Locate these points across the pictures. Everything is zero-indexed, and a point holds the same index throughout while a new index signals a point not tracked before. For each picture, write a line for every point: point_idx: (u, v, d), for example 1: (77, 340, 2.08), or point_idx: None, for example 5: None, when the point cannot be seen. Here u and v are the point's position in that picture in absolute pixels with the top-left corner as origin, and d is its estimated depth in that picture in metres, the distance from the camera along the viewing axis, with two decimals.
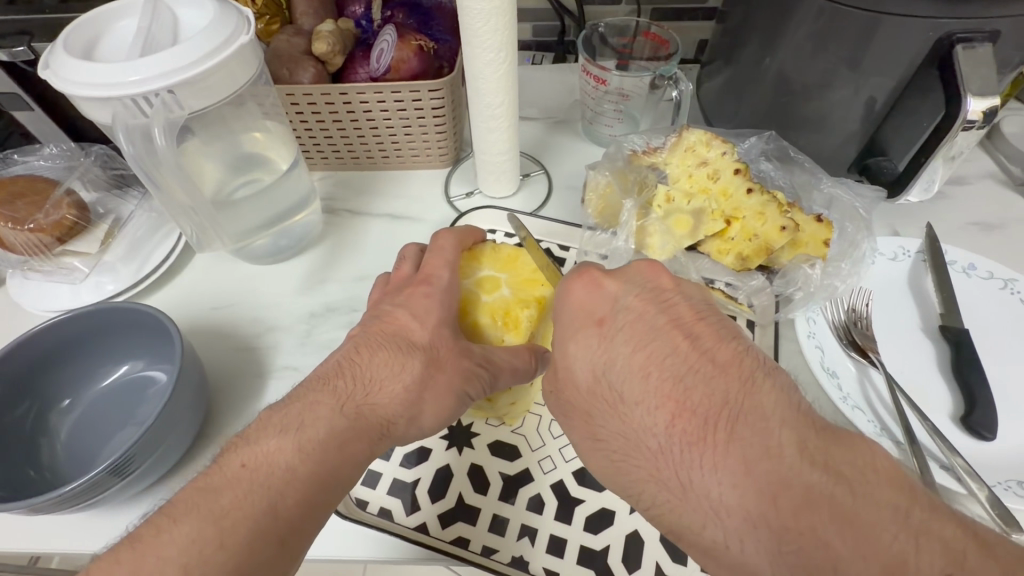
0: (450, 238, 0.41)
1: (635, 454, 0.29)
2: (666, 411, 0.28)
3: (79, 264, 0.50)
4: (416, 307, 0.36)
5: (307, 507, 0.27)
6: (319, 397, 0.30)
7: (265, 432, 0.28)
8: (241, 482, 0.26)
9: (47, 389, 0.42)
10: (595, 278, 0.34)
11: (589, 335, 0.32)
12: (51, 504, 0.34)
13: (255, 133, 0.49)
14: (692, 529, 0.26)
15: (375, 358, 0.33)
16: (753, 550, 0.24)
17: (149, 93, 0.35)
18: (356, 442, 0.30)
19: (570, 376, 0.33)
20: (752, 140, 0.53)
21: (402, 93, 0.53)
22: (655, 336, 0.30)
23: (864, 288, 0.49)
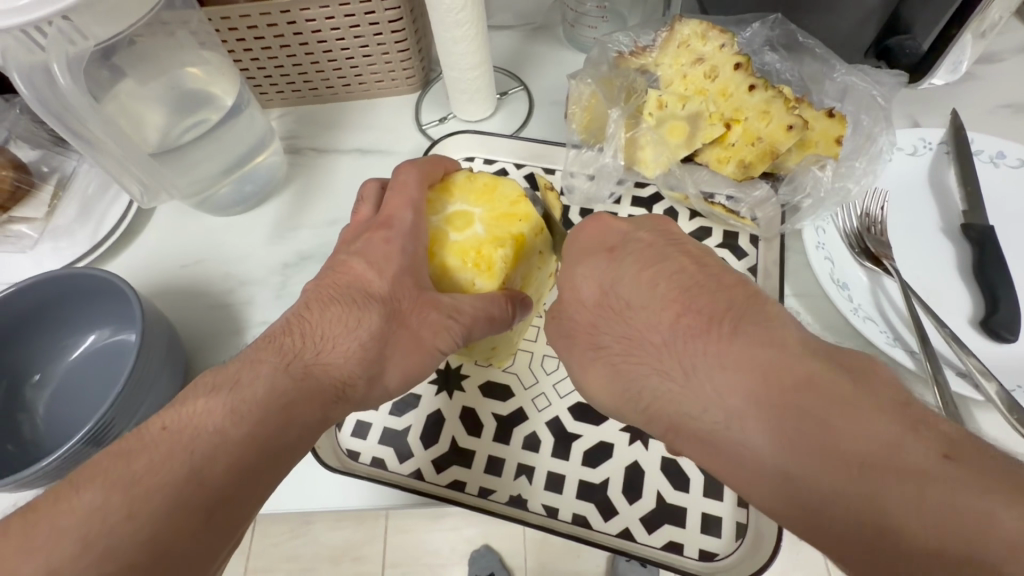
0: (412, 173, 0.37)
1: (636, 355, 0.28)
2: (670, 308, 0.27)
3: (28, 230, 0.47)
4: (373, 254, 0.34)
5: (240, 473, 0.25)
6: (263, 354, 0.29)
7: (197, 394, 0.27)
8: (160, 445, 0.25)
9: (16, 364, 0.41)
10: (605, 220, 0.33)
11: (599, 262, 0.31)
12: (34, 478, 0.33)
13: (192, 68, 0.43)
14: (682, 417, 0.25)
15: (325, 315, 0.31)
16: (745, 430, 0.23)
17: (40, 22, 0.30)
18: (304, 404, 0.28)
19: (575, 295, 0.31)
20: (755, 27, 0.46)
21: (352, 5, 0.46)
22: (669, 253, 0.30)
23: (881, 189, 0.44)
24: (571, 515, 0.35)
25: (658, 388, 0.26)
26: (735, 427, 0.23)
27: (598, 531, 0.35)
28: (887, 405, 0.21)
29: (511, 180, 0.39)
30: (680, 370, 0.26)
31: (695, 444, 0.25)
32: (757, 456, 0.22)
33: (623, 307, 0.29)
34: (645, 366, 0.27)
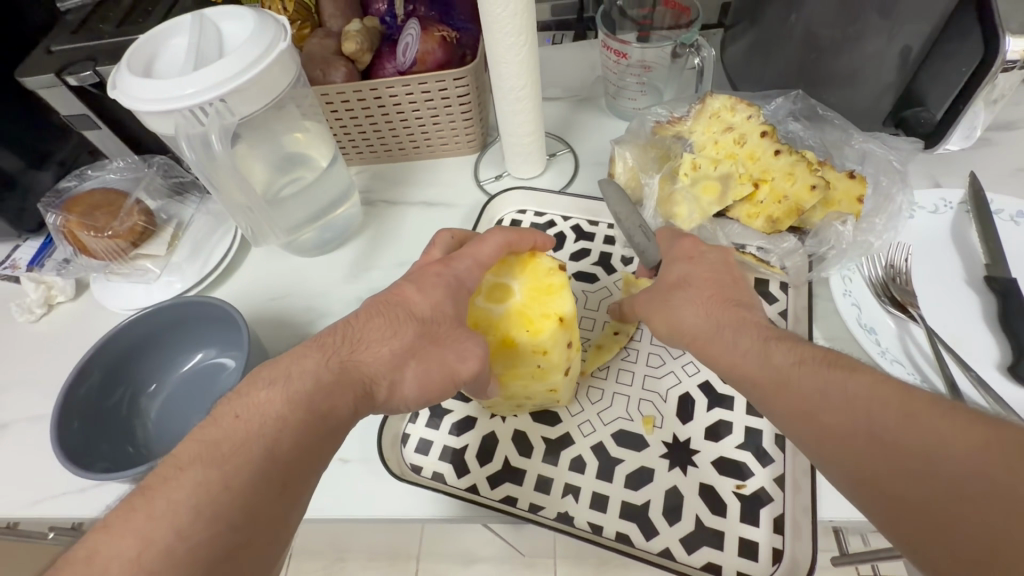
0: (496, 236, 0.42)
1: (694, 322, 0.37)
2: (709, 293, 0.38)
3: (150, 265, 0.56)
4: (426, 283, 0.39)
5: (298, 452, 0.30)
6: (309, 352, 0.35)
7: (256, 387, 0.32)
8: (238, 431, 0.30)
9: (136, 377, 0.48)
10: (691, 251, 0.41)
11: (687, 293, 0.38)
12: (150, 473, 0.39)
13: (296, 134, 0.52)
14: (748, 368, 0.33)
15: (369, 325, 0.37)
16: (829, 394, 0.29)
17: (206, 104, 0.39)
18: (343, 398, 0.33)
19: (675, 311, 0.38)
20: (779, 101, 0.52)
21: (429, 84, 0.55)
22: (726, 271, 0.40)
23: (903, 243, 0.48)
24: (614, 532, 0.38)
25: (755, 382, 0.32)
26: (818, 395, 0.29)
27: (640, 548, 0.37)
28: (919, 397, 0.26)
29: (569, 301, 0.42)
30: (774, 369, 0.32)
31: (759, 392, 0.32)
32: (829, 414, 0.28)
33: (686, 283, 0.39)
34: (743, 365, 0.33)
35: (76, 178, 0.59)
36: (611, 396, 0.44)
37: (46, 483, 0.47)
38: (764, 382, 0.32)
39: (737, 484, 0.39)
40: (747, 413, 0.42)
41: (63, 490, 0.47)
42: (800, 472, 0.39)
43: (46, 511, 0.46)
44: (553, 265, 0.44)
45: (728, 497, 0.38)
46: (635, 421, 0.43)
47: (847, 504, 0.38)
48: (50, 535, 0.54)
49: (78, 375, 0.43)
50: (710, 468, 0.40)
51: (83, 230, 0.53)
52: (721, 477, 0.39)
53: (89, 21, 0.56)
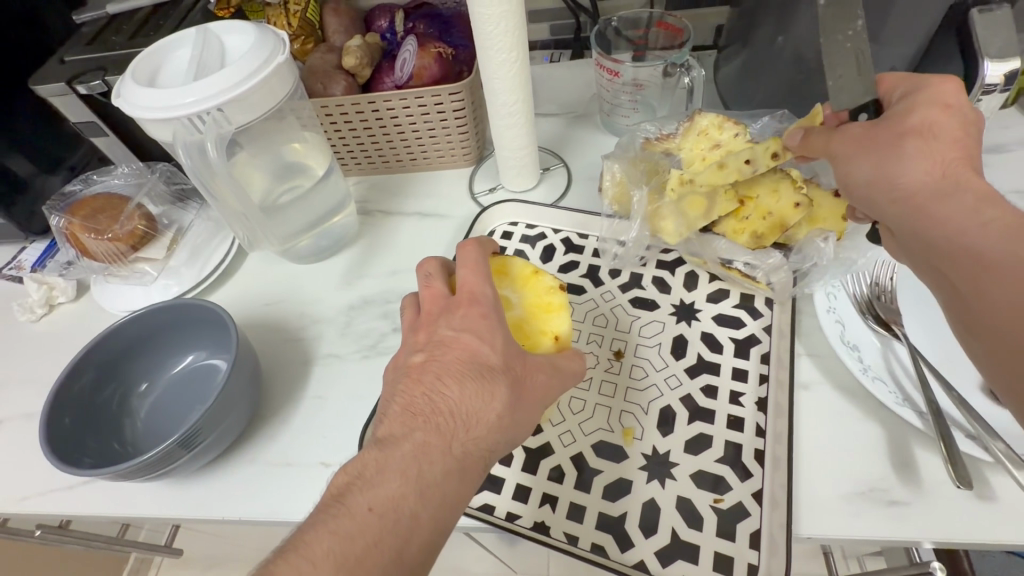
0: (478, 254, 0.40)
1: (907, 168, 0.34)
2: (939, 110, 0.35)
3: (149, 269, 0.57)
4: (478, 330, 0.36)
5: (430, 549, 0.30)
6: (426, 437, 0.32)
7: (385, 476, 0.30)
8: (372, 527, 0.29)
9: (128, 376, 0.49)
10: (946, 106, 0.35)
11: (914, 144, 0.34)
12: (135, 470, 0.40)
13: (294, 144, 0.53)
14: (920, 215, 0.34)
15: (463, 391, 0.34)
16: (979, 239, 0.31)
17: (203, 112, 0.41)
18: (469, 476, 0.32)
19: (892, 173, 0.35)
20: (766, 120, 0.53)
21: (424, 98, 0.57)
22: (963, 123, 0.34)
23: (888, 261, 0.48)
24: (589, 544, 0.38)
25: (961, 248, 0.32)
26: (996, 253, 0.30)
27: (616, 560, 0.37)
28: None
29: (566, 321, 0.43)
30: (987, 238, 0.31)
31: (920, 232, 0.34)
32: (989, 259, 0.30)
33: (930, 131, 0.34)
34: (950, 227, 0.32)
35: (82, 182, 0.61)
36: (593, 407, 0.44)
37: (35, 480, 0.48)
38: (953, 244, 0.32)
39: (714, 498, 0.39)
40: (727, 427, 0.42)
41: (51, 487, 0.47)
42: (779, 488, 0.38)
43: (33, 508, 0.46)
44: (554, 284, 0.45)
45: (705, 511, 0.38)
46: (615, 433, 0.43)
47: (824, 520, 0.38)
48: (37, 532, 0.55)
49: (73, 371, 0.45)
50: (688, 482, 0.40)
51: (85, 233, 0.55)
52: (698, 491, 0.39)
53: (102, 33, 0.58)
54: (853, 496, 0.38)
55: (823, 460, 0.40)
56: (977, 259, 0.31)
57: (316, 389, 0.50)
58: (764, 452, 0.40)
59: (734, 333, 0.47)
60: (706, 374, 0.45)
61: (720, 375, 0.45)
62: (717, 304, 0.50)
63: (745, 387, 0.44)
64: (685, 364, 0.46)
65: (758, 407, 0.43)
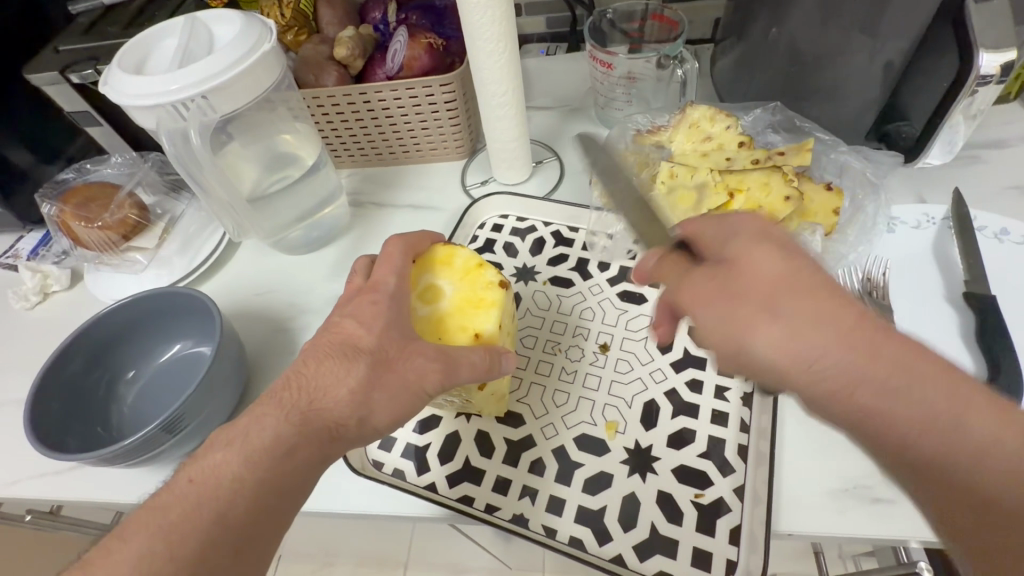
0: (398, 247, 0.44)
1: (822, 357, 0.26)
2: (805, 265, 0.28)
3: (140, 258, 0.58)
4: (363, 314, 0.38)
5: (255, 513, 0.31)
6: (267, 409, 0.34)
7: (217, 447, 0.32)
8: (189, 495, 0.30)
9: (115, 363, 0.49)
10: (774, 238, 0.29)
11: (738, 296, 0.28)
12: (116, 456, 0.40)
13: (284, 135, 0.53)
14: (854, 392, 0.26)
15: (320, 368, 0.36)
16: (973, 428, 0.24)
17: (187, 100, 0.41)
18: (304, 447, 0.33)
19: (745, 349, 0.28)
20: (758, 113, 0.54)
21: (416, 89, 0.57)
22: (803, 251, 0.29)
23: (882, 257, 0.47)
24: (568, 537, 0.38)
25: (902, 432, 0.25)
26: (959, 426, 0.24)
27: (593, 554, 0.37)
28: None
29: (494, 318, 0.42)
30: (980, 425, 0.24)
31: (871, 418, 0.26)
32: (969, 445, 0.24)
33: (769, 286, 0.28)
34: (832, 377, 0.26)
35: (76, 172, 0.61)
36: (577, 399, 0.44)
37: (24, 465, 0.48)
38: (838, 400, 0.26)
39: (696, 493, 0.38)
40: (711, 422, 0.42)
41: (39, 471, 0.48)
42: (761, 484, 0.38)
43: (21, 492, 0.47)
44: (494, 279, 0.44)
45: (686, 505, 0.38)
46: (598, 426, 0.42)
47: (807, 518, 0.37)
48: (28, 517, 0.55)
49: (60, 357, 0.45)
50: (671, 477, 0.39)
51: (77, 222, 0.55)
52: (680, 486, 0.39)
53: (97, 23, 0.59)
54: (837, 493, 0.38)
55: (808, 457, 0.39)
56: (947, 453, 0.24)
57: None
58: (748, 447, 0.40)
59: None
60: (692, 368, 0.45)
61: (706, 369, 0.45)
62: None
63: (732, 382, 0.44)
64: (671, 358, 0.45)
65: (743, 402, 0.42)
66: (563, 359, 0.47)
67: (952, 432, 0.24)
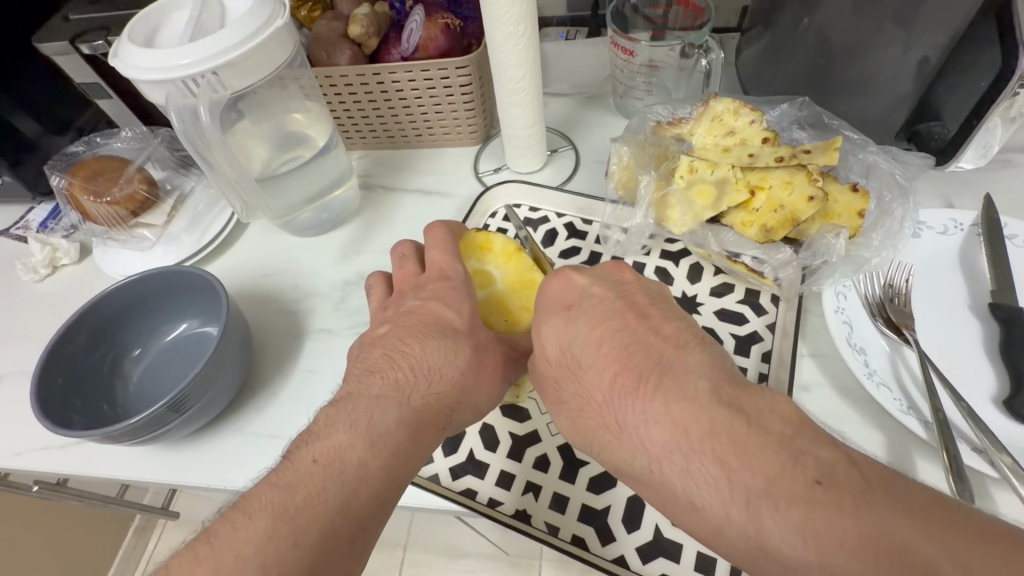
0: (446, 233, 0.44)
1: (586, 406, 0.34)
2: (592, 326, 0.35)
3: (148, 234, 0.57)
4: (448, 298, 0.40)
5: (380, 498, 0.30)
6: (381, 391, 0.34)
7: (334, 428, 0.32)
8: (315, 477, 0.29)
9: (122, 340, 0.49)
10: (568, 274, 0.38)
11: (557, 317, 0.37)
12: (122, 434, 0.40)
13: (296, 114, 0.52)
14: (608, 437, 0.32)
15: (426, 348, 0.36)
16: (628, 439, 0.31)
17: (197, 76, 0.40)
18: (424, 431, 0.33)
19: (540, 350, 0.37)
20: (783, 107, 0.52)
21: (431, 72, 0.55)
22: (614, 312, 0.35)
23: (905, 263, 0.46)
24: (570, 535, 0.38)
25: (607, 439, 0.32)
26: (641, 426, 0.30)
27: (595, 553, 0.37)
28: (772, 415, 0.28)
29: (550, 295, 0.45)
30: (621, 424, 0.32)
31: (616, 457, 0.32)
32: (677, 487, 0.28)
33: (574, 309, 0.36)
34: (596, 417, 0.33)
35: (86, 145, 0.61)
36: None
37: (30, 437, 0.49)
38: (589, 430, 0.33)
39: None
40: None
41: (43, 445, 0.48)
42: None
43: (28, 463, 0.47)
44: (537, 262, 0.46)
45: None
46: None
47: None
48: (35, 487, 0.56)
49: (66, 333, 0.45)
50: None
51: (85, 195, 0.55)
52: None
53: None
54: None
55: None
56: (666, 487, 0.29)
57: (307, 362, 0.50)
58: None
59: (735, 328, 0.46)
60: None
61: None
62: (720, 298, 0.48)
63: None
64: None
65: None
66: None
67: (673, 420, 0.29)
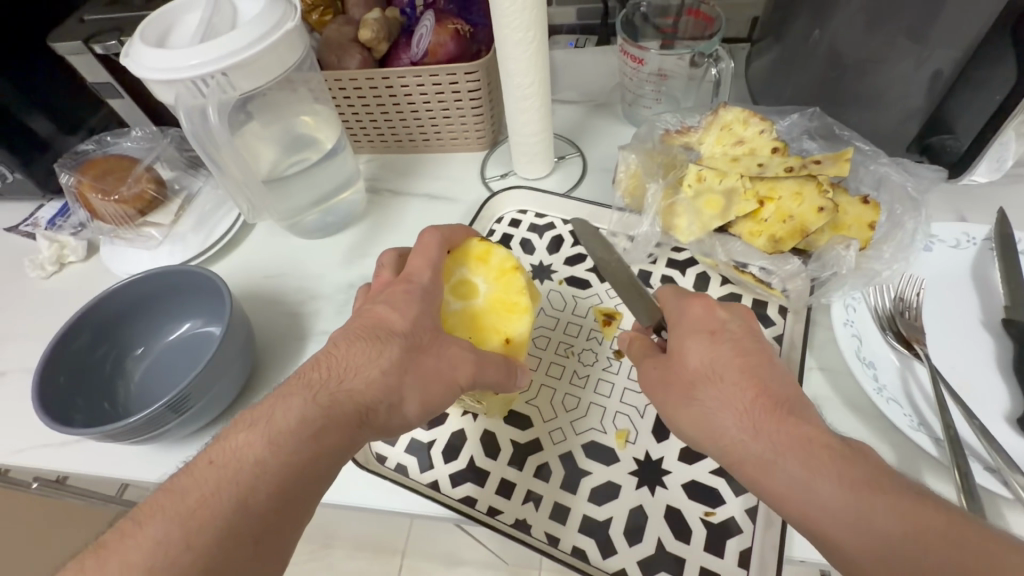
0: (436, 238, 0.42)
1: (766, 475, 0.30)
2: (749, 388, 0.33)
3: (155, 233, 0.57)
4: (397, 301, 0.37)
5: (278, 497, 0.29)
6: (292, 388, 0.33)
7: (238, 428, 0.31)
8: (210, 479, 0.29)
9: (124, 339, 0.49)
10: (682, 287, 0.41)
11: (676, 310, 0.39)
12: (118, 433, 0.40)
13: (304, 117, 0.52)
14: (796, 502, 0.28)
15: (350, 349, 0.34)
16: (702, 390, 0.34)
17: (206, 76, 0.40)
18: (334, 429, 0.31)
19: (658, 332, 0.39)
20: (794, 118, 0.52)
21: (440, 77, 0.55)
22: (756, 351, 0.35)
23: (917, 276, 0.45)
24: (570, 546, 0.37)
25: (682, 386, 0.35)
26: (719, 381, 0.34)
27: (595, 565, 0.36)
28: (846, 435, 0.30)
29: (528, 324, 0.42)
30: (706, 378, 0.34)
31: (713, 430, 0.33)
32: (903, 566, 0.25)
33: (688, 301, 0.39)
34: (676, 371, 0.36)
35: (96, 143, 0.61)
36: (587, 405, 0.43)
37: (31, 434, 0.48)
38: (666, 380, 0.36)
39: (706, 511, 0.37)
40: None
41: (44, 442, 0.48)
42: None
43: (27, 461, 0.47)
44: (527, 285, 0.43)
45: (695, 523, 0.37)
46: (607, 434, 0.41)
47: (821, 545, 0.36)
48: (36, 484, 0.56)
49: (68, 330, 0.45)
50: (680, 492, 0.38)
51: (94, 194, 0.55)
52: (689, 502, 0.38)
53: None
54: None
55: None
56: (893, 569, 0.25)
57: None
58: None
59: None
60: None
61: None
62: None
63: None
64: None
65: None
66: (576, 363, 0.45)
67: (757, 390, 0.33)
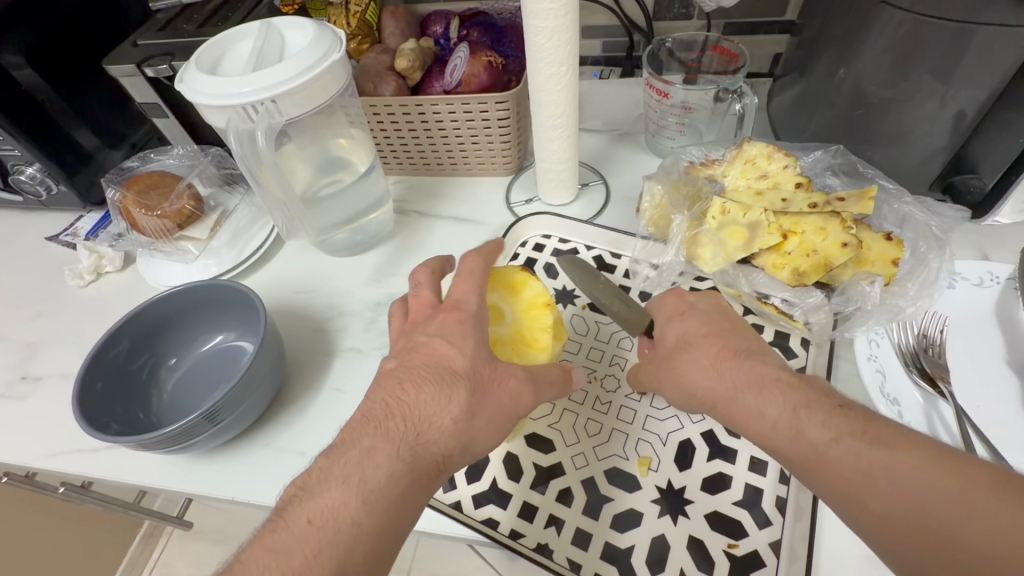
0: (477, 263, 0.43)
1: (773, 436, 0.32)
2: (715, 346, 0.37)
3: (191, 247, 0.60)
4: (451, 334, 0.38)
5: (375, 553, 0.30)
6: (374, 442, 0.33)
7: (326, 485, 0.31)
8: (309, 540, 0.29)
9: (159, 350, 0.50)
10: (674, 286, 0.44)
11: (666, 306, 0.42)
12: (154, 443, 0.41)
13: (340, 139, 0.54)
14: (801, 454, 0.30)
15: (421, 395, 0.35)
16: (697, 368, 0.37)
17: (257, 103, 0.42)
18: (418, 481, 0.32)
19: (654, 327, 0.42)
20: (818, 154, 0.52)
21: (471, 105, 0.57)
22: (722, 319, 0.40)
23: (940, 313, 0.46)
24: (592, 573, 0.37)
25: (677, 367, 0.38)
26: (710, 357, 0.36)
27: None
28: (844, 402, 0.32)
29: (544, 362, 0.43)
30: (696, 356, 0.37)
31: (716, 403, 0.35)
32: (963, 534, 0.25)
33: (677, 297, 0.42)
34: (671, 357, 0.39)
35: (140, 160, 0.65)
36: (610, 431, 0.43)
37: (64, 438, 0.50)
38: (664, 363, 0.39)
39: (729, 543, 0.37)
40: (749, 469, 0.40)
41: (76, 447, 0.49)
42: (799, 540, 0.37)
43: (59, 465, 0.48)
44: (552, 324, 0.44)
45: (717, 555, 0.37)
46: (630, 461, 0.42)
47: None
48: (61, 489, 0.57)
49: (109, 339, 0.46)
50: (702, 523, 0.38)
51: (137, 208, 0.57)
52: (712, 534, 0.38)
53: (174, 20, 0.61)
54: None
55: None
56: (958, 543, 0.25)
57: (335, 380, 0.51)
58: (787, 501, 0.39)
59: None
60: None
61: None
62: None
63: None
64: None
65: None
66: (598, 388, 0.46)
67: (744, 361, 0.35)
